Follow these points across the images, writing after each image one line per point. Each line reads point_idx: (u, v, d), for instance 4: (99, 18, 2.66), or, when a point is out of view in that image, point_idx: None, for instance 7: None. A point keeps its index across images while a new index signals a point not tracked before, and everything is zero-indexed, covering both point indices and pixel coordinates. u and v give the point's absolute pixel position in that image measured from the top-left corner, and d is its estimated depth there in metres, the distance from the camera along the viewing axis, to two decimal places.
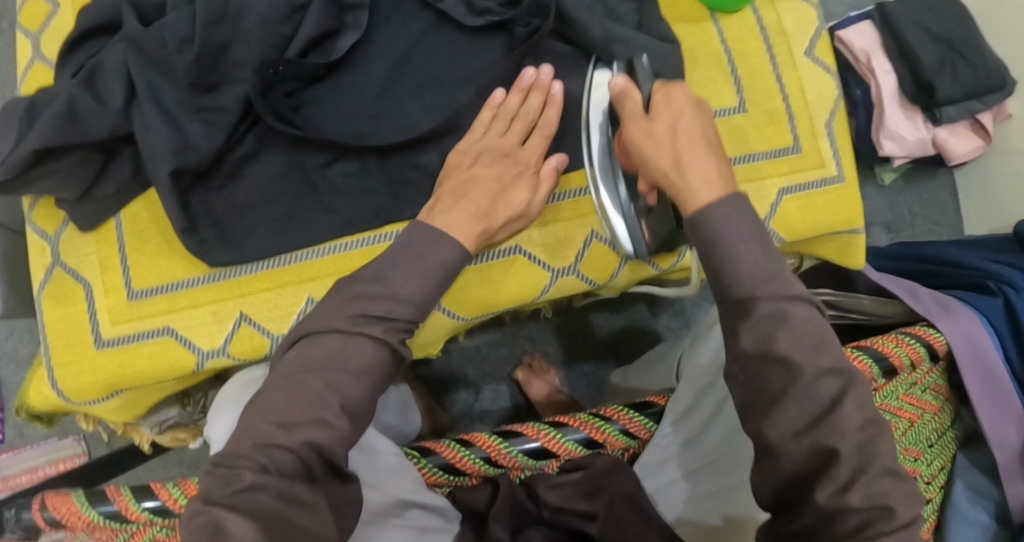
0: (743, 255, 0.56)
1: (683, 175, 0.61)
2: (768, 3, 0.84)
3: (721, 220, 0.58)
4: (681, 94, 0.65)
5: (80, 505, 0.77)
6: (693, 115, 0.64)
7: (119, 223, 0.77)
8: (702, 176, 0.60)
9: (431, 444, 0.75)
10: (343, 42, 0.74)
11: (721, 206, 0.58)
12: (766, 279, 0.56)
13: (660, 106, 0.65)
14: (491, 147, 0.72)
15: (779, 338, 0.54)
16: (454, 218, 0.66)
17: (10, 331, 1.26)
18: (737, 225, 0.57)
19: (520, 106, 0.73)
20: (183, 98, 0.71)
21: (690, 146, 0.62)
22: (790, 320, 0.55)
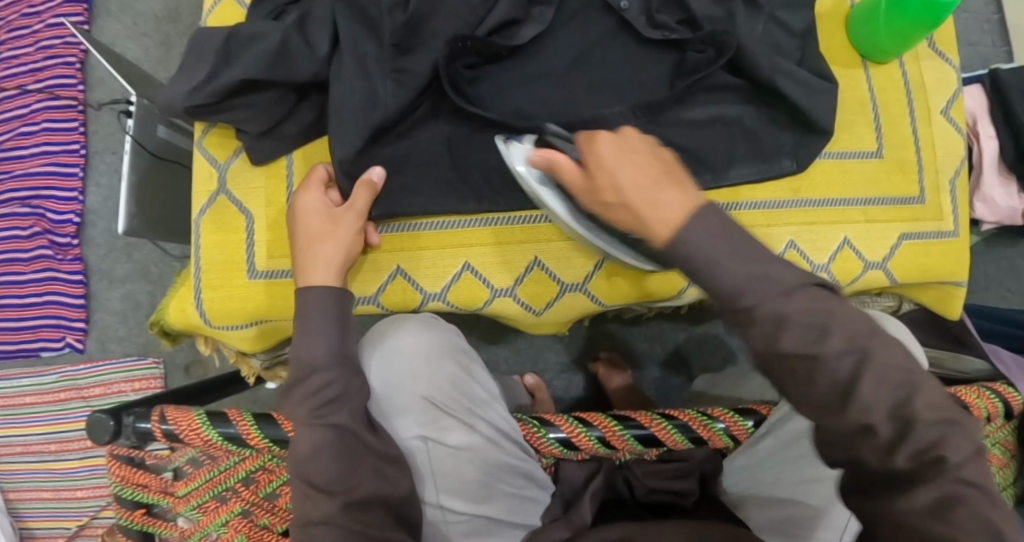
0: (721, 257, 0.56)
1: (654, 208, 0.59)
2: (914, 58, 0.88)
3: (691, 240, 0.57)
4: (604, 141, 0.63)
5: (202, 424, 0.82)
6: (636, 152, 0.62)
7: (291, 163, 0.83)
8: (672, 206, 0.58)
9: (551, 416, 0.78)
10: (526, 32, 0.79)
11: (699, 219, 0.57)
12: (754, 282, 0.55)
13: (595, 169, 0.63)
14: (311, 216, 0.77)
15: (785, 335, 0.54)
16: (315, 272, 0.74)
17: (109, 247, 1.28)
18: (720, 237, 0.57)
19: (316, 200, 0.77)
20: (381, 57, 0.77)
21: (656, 180, 0.60)
22: (787, 308, 0.54)
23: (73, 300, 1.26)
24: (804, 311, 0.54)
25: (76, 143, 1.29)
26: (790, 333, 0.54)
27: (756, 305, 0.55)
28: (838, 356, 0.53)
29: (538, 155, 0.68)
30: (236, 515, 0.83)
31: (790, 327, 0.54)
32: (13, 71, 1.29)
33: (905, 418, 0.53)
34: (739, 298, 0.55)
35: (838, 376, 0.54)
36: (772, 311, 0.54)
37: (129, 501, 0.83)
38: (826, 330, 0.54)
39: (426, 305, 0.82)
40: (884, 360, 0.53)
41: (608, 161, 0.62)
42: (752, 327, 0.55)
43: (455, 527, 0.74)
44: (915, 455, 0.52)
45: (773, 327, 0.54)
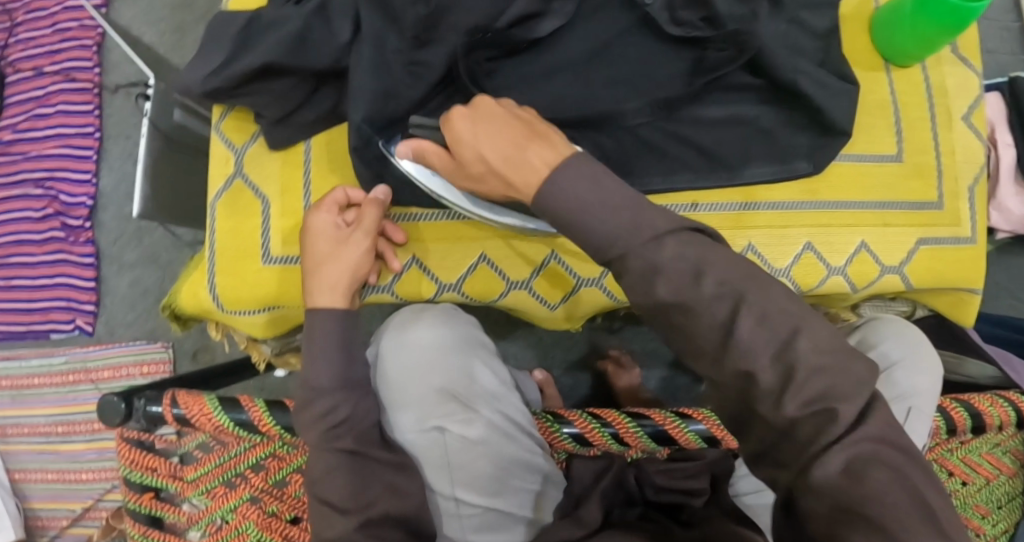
0: (635, 221, 0.58)
1: (519, 170, 0.61)
2: (935, 63, 0.87)
3: (559, 191, 0.60)
4: (461, 121, 0.64)
5: (213, 409, 0.81)
6: (495, 122, 0.64)
7: (307, 149, 0.83)
8: (535, 161, 0.61)
9: (566, 412, 0.80)
10: (547, 25, 0.78)
11: (562, 172, 0.60)
12: (622, 233, 0.58)
13: (458, 144, 0.65)
14: (321, 236, 0.75)
15: (658, 285, 0.57)
16: (323, 296, 0.72)
17: (120, 231, 1.28)
18: (583, 185, 0.59)
19: (328, 220, 0.75)
20: (400, 48, 0.77)
21: (519, 145, 0.62)
22: (658, 259, 0.57)
23: (83, 283, 1.26)
24: (677, 258, 0.57)
25: (90, 127, 1.29)
26: (663, 282, 0.57)
27: (628, 254, 0.58)
28: (712, 300, 0.57)
29: (403, 147, 0.71)
30: (245, 501, 0.83)
31: (664, 274, 0.57)
32: (30, 52, 1.29)
33: (786, 363, 0.55)
34: (610, 248, 0.59)
35: (716, 319, 0.57)
36: (646, 262, 0.57)
37: (138, 484, 0.83)
38: (795, 333, 0.56)
39: (441, 296, 0.82)
40: (758, 298, 0.56)
41: (468, 135, 0.64)
42: (624, 277, 0.59)
43: (467, 520, 0.74)
44: (806, 403, 0.54)
45: (648, 277, 0.58)
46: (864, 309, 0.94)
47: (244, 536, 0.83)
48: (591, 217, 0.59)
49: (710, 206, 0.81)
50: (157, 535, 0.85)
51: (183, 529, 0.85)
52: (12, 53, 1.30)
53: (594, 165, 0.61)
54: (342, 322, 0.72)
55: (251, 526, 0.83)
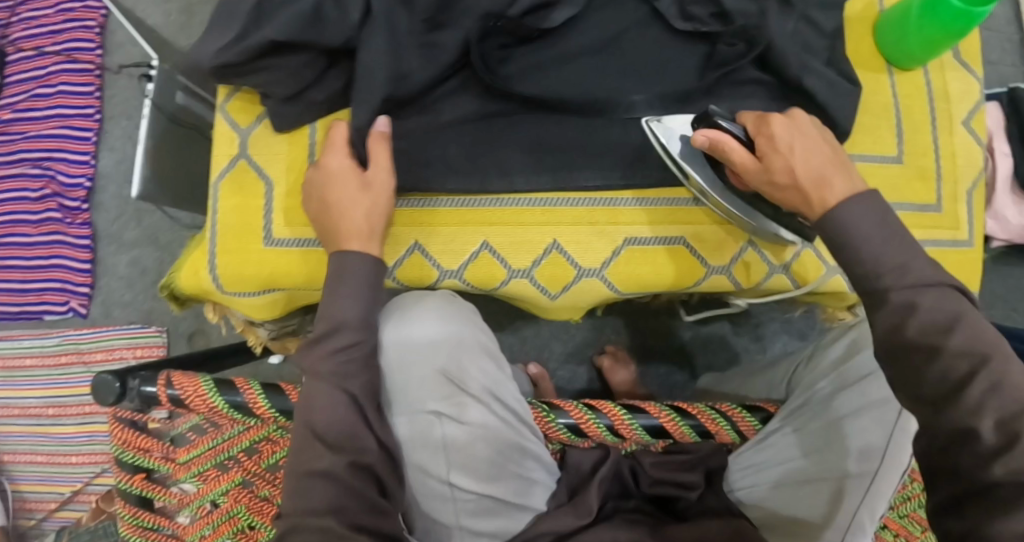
0: (878, 253, 0.61)
1: (822, 187, 0.65)
2: (939, 67, 0.88)
3: (854, 215, 0.63)
4: (778, 122, 0.68)
5: (208, 389, 0.81)
6: (808, 139, 0.68)
7: (313, 131, 0.83)
8: (844, 183, 0.65)
9: (561, 401, 0.78)
10: (557, 15, 0.79)
11: (853, 202, 0.63)
12: (892, 269, 0.60)
13: (769, 147, 0.68)
14: (333, 186, 0.76)
15: (910, 325, 0.58)
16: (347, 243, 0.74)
17: (119, 213, 1.27)
18: (870, 221, 0.62)
19: (337, 168, 0.76)
20: (412, 30, 0.78)
21: (823, 166, 0.66)
22: (919, 301, 0.59)
23: (79, 265, 1.25)
24: (937, 307, 0.58)
25: (91, 108, 1.28)
26: (914, 325, 0.58)
27: (889, 289, 0.60)
28: (956, 356, 0.57)
29: (702, 136, 0.70)
30: (237, 484, 0.83)
31: (920, 315, 0.59)
32: (32, 32, 1.28)
33: (1012, 427, 0.54)
34: (874, 279, 0.61)
35: (952, 374, 0.57)
36: (904, 299, 0.59)
37: (129, 465, 0.83)
38: (980, 365, 0.56)
39: (442, 282, 0.83)
40: (1003, 364, 0.56)
41: (784, 145, 0.67)
42: (880, 310, 0.60)
43: (462, 506, 0.75)
44: (1012, 472, 0.54)
45: (901, 316, 0.59)
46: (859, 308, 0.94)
47: (234, 520, 0.82)
48: (869, 246, 0.61)
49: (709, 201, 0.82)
50: (147, 517, 0.84)
51: (174, 512, 0.84)
52: (14, 32, 1.29)
53: (884, 204, 0.63)
54: (368, 269, 0.73)
55: (241, 510, 0.82)
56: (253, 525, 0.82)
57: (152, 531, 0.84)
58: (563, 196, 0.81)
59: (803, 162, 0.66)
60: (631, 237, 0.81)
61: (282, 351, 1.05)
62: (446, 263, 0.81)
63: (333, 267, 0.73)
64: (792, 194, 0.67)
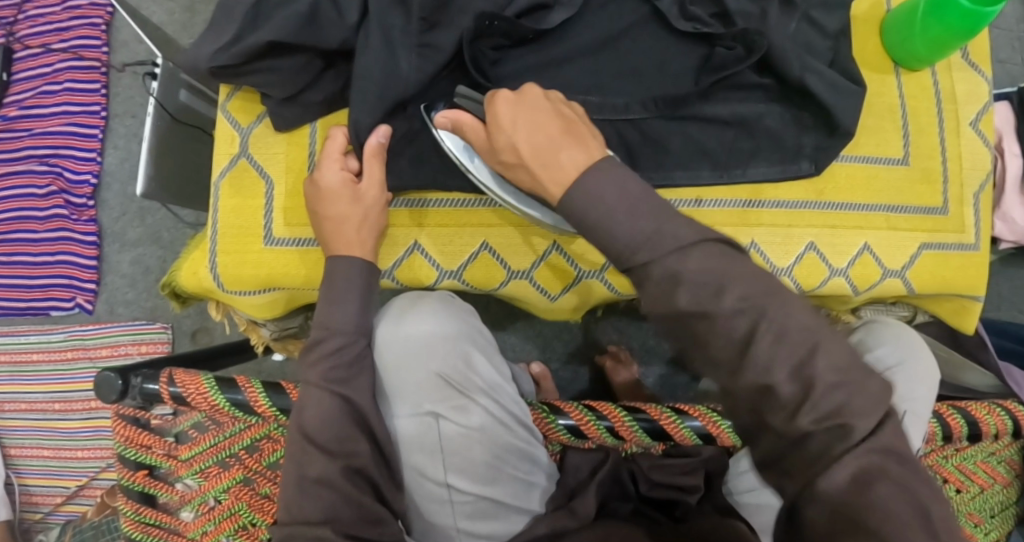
0: (615, 213, 0.60)
1: (551, 162, 0.63)
2: (946, 68, 0.87)
3: (595, 193, 0.61)
4: (505, 103, 0.67)
5: (210, 388, 0.81)
6: (535, 113, 0.66)
7: (313, 132, 0.83)
8: (571, 157, 0.63)
9: (561, 403, 0.78)
10: (554, 16, 0.79)
11: (593, 177, 0.61)
12: (647, 241, 0.59)
13: (498, 123, 0.67)
14: (330, 193, 0.77)
15: (680, 294, 0.57)
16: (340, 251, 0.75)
17: (124, 210, 1.27)
18: (613, 192, 0.60)
19: (333, 175, 0.77)
20: (408, 30, 0.76)
21: (551, 138, 0.64)
22: (684, 267, 0.58)
23: (84, 261, 1.26)
24: (701, 269, 0.57)
25: (96, 105, 1.28)
26: (685, 292, 0.57)
27: (651, 261, 0.58)
28: (731, 314, 0.57)
29: (444, 117, 0.72)
30: (238, 482, 0.83)
31: (772, 321, 0.56)
32: (38, 29, 1.29)
33: (806, 378, 0.56)
34: (633, 254, 0.59)
35: (734, 334, 0.57)
36: (668, 270, 0.58)
37: (132, 461, 0.83)
38: (815, 350, 0.56)
39: (441, 283, 0.82)
40: (779, 316, 0.56)
41: (507, 120, 0.66)
42: (646, 284, 0.59)
43: (460, 507, 0.75)
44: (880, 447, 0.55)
45: (668, 285, 0.58)
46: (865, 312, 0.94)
47: (235, 517, 0.83)
48: (617, 225, 0.59)
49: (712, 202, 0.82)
50: (149, 513, 0.84)
51: (177, 509, 0.84)
52: (20, 29, 1.29)
53: (627, 176, 0.62)
54: (361, 278, 0.75)
55: (243, 507, 0.83)
56: (255, 522, 0.84)
57: (154, 528, 0.84)
58: None
59: (525, 136, 0.65)
60: None
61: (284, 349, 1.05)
62: (446, 263, 0.81)
63: (326, 276, 0.75)
64: (521, 171, 0.67)
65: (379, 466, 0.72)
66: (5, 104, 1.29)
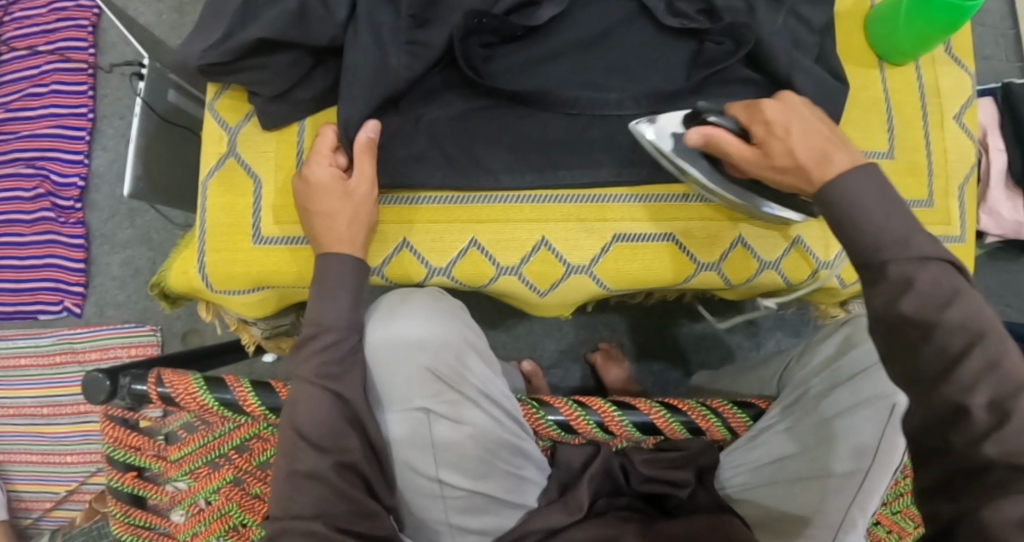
0: (876, 223, 0.61)
1: (823, 168, 0.64)
2: (930, 63, 0.87)
3: (853, 197, 0.62)
4: (769, 105, 0.68)
5: (198, 388, 0.81)
6: (805, 121, 0.67)
7: (301, 130, 0.83)
8: (832, 162, 0.64)
9: (550, 398, 0.78)
10: (543, 13, 0.79)
11: (852, 177, 0.63)
12: (892, 242, 0.60)
13: (764, 134, 0.68)
14: (319, 188, 0.76)
15: (904, 302, 0.58)
16: (330, 246, 0.75)
17: (112, 212, 1.27)
18: (872, 194, 0.62)
19: (323, 169, 0.77)
20: (398, 27, 0.77)
21: (825, 144, 0.66)
22: (917, 274, 0.58)
23: (73, 264, 1.25)
24: (931, 283, 0.58)
25: (84, 107, 1.28)
26: (910, 299, 0.58)
27: (889, 262, 0.60)
28: (954, 330, 0.57)
29: (696, 134, 0.70)
30: (228, 482, 0.83)
31: (916, 291, 0.58)
32: (25, 31, 1.28)
33: (1002, 410, 0.54)
34: (876, 253, 0.60)
35: (950, 349, 0.57)
36: (901, 272, 0.59)
37: (121, 463, 0.82)
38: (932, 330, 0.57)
39: (431, 279, 0.82)
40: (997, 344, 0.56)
41: (780, 127, 0.67)
42: (877, 286, 0.60)
43: (452, 503, 0.74)
44: (1006, 454, 0.53)
45: (897, 289, 0.59)
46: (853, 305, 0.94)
47: (226, 518, 0.83)
48: (870, 223, 0.61)
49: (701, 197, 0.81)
50: (139, 514, 0.83)
51: (167, 509, 0.84)
52: (7, 31, 1.29)
53: (884, 177, 0.63)
54: (352, 273, 0.75)
55: (233, 507, 0.83)
56: (245, 522, 0.84)
57: (145, 529, 0.84)
58: (552, 193, 0.80)
59: (802, 146, 0.66)
60: (622, 234, 0.81)
61: (274, 350, 1.05)
62: (435, 260, 0.81)
63: (317, 270, 0.74)
64: (793, 176, 0.67)
65: (370, 463, 0.72)
66: None
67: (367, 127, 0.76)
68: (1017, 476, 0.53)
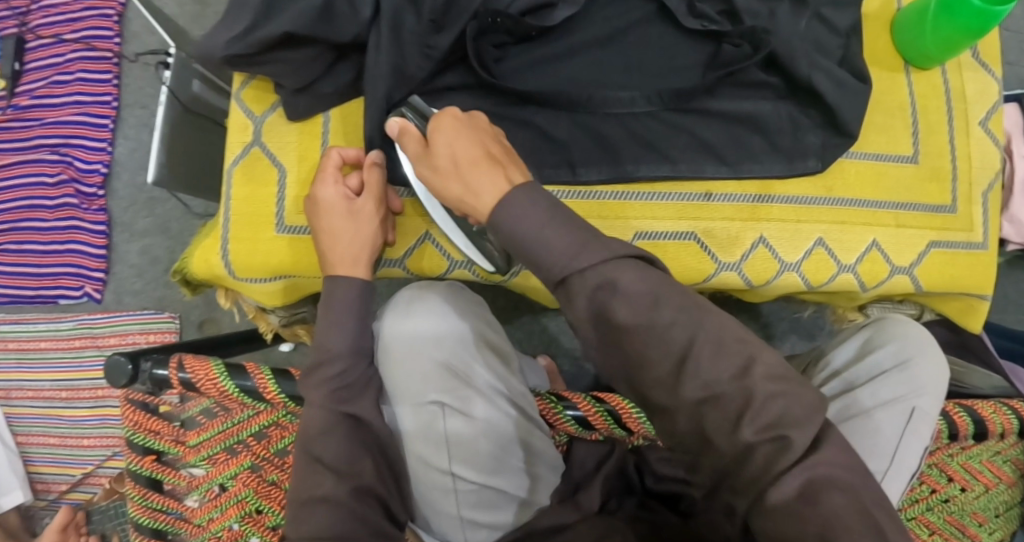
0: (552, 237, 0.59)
1: (471, 187, 0.63)
2: (957, 67, 0.86)
3: (511, 218, 0.60)
4: (446, 119, 0.66)
5: (219, 373, 0.81)
6: (469, 133, 0.65)
7: (327, 120, 0.84)
8: (489, 185, 0.62)
9: (568, 393, 0.79)
10: (558, 14, 0.79)
11: (509, 203, 0.61)
12: (569, 258, 0.59)
13: (435, 140, 0.66)
14: (331, 211, 0.76)
15: (616, 307, 0.58)
16: (344, 264, 0.75)
17: (133, 200, 1.28)
18: (534, 215, 0.60)
19: (335, 192, 0.77)
20: (417, 30, 0.78)
21: (471, 165, 0.63)
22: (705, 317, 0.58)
23: (94, 251, 1.27)
24: (639, 283, 0.58)
25: (107, 95, 1.29)
26: (624, 305, 0.58)
27: (574, 275, 0.59)
28: (671, 325, 0.58)
29: (392, 122, 0.70)
30: (246, 468, 0.84)
31: (619, 294, 0.58)
32: (51, 19, 1.29)
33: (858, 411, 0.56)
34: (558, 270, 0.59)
35: (674, 345, 0.58)
36: (602, 275, 0.58)
37: (140, 446, 0.83)
38: (750, 361, 0.58)
39: (451, 273, 0.83)
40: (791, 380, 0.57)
41: (443, 147, 0.65)
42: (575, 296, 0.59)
43: (465, 497, 0.73)
44: None
45: (606, 294, 0.59)
46: (870, 309, 0.94)
47: (243, 504, 0.83)
48: (545, 243, 0.59)
49: (723, 197, 0.80)
50: (156, 499, 0.84)
51: (183, 494, 0.85)
52: (33, 19, 1.29)
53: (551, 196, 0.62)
54: (363, 293, 0.75)
55: (250, 494, 0.83)
56: (261, 509, 0.84)
57: (161, 514, 0.84)
58: (573, 189, 0.80)
59: (453, 156, 0.65)
60: (643, 231, 0.80)
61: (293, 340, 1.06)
62: (458, 253, 0.82)
63: (325, 294, 0.75)
64: (450, 192, 0.65)
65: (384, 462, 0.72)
66: (17, 94, 1.29)
67: (371, 152, 0.77)
68: None
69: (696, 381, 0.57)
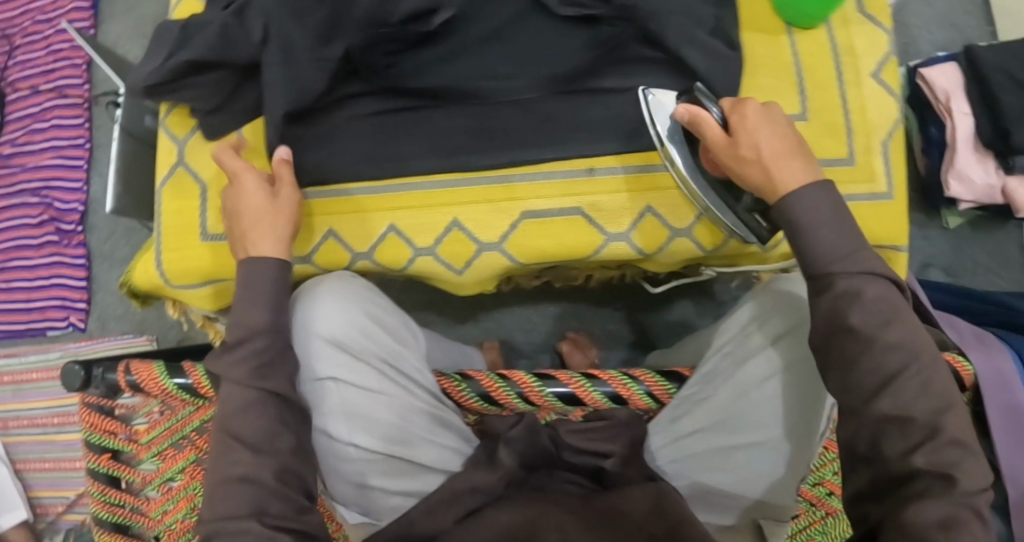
0: (839, 237, 0.64)
1: (781, 170, 0.67)
2: (843, 22, 0.87)
3: (804, 200, 0.65)
4: (752, 107, 0.70)
5: (160, 372, 0.85)
6: (781, 125, 0.70)
7: (239, 137, 0.89)
8: (796, 170, 0.67)
9: (473, 372, 0.83)
10: (438, 19, 0.81)
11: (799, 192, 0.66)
12: (841, 257, 0.64)
13: (738, 128, 0.70)
14: (245, 199, 0.78)
15: (852, 311, 0.62)
16: (260, 247, 0.76)
17: (110, 232, 1.36)
18: (827, 211, 0.65)
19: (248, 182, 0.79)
20: (305, 44, 0.80)
21: (786, 153, 0.68)
22: (864, 289, 0.63)
23: (76, 283, 1.34)
24: (878, 298, 0.62)
25: (81, 138, 1.38)
26: (858, 312, 0.62)
27: (836, 275, 0.64)
28: (891, 349, 0.61)
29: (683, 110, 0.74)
30: (191, 462, 0.89)
31: (862, 304, 0.62)
32: (27, 73, 1.38)
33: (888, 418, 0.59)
34: (824, 265, 0.64)
35: (889, 367, 0.61)
36: (850, 286, 0.63)
37: (97, 446, 0.88)
38: (948, 406, 0.60)
39: (356, 264, 0.87)
40: (918, 378, 0.61)
41: (751, 127, 0.69)
42: (827, 293, 0.64)
43: (371, 467, 0.76)
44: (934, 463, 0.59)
45: (845, 301, 0.63)
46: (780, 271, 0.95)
47: None
48: (822, 231, 0.64)
49: (607, 169, 0.82)
50: (114, 494, 0.88)
51: (140, 489, 0.90)
52: (11, 74, 1.39)
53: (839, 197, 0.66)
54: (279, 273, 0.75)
55: None
56: None
57: (120, 508, 0.89)
58: (460, 176, 0.84)
59: (767, 139, 0.68)
60: (530, 210, 0.83)
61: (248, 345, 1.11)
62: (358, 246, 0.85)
63: (242, 276, 0.75)
64: (754, 170, 0.68)
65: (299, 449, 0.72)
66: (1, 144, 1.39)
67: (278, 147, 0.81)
68: (951, 483, 0.58)
69: (890, 400, 0.61)
